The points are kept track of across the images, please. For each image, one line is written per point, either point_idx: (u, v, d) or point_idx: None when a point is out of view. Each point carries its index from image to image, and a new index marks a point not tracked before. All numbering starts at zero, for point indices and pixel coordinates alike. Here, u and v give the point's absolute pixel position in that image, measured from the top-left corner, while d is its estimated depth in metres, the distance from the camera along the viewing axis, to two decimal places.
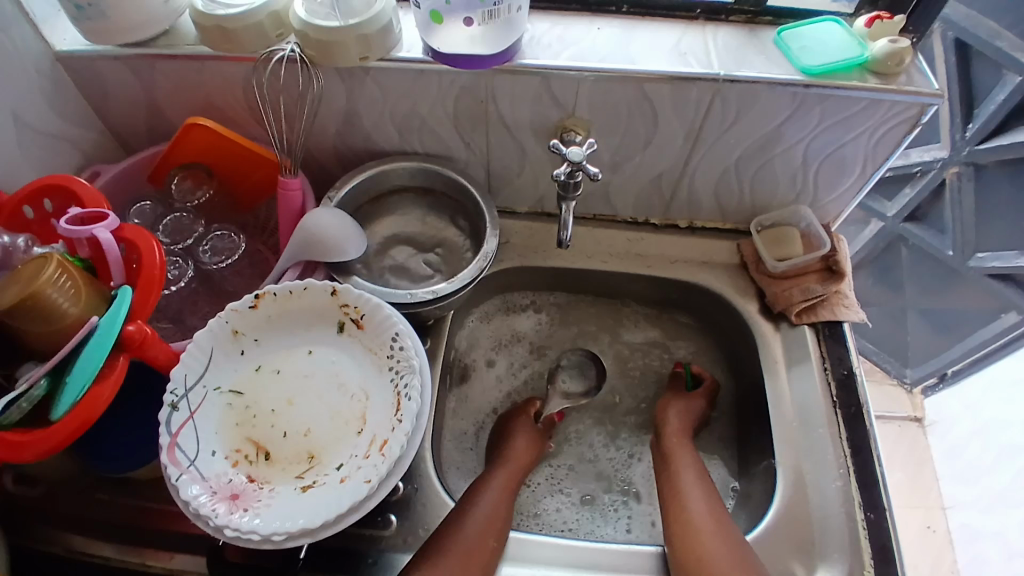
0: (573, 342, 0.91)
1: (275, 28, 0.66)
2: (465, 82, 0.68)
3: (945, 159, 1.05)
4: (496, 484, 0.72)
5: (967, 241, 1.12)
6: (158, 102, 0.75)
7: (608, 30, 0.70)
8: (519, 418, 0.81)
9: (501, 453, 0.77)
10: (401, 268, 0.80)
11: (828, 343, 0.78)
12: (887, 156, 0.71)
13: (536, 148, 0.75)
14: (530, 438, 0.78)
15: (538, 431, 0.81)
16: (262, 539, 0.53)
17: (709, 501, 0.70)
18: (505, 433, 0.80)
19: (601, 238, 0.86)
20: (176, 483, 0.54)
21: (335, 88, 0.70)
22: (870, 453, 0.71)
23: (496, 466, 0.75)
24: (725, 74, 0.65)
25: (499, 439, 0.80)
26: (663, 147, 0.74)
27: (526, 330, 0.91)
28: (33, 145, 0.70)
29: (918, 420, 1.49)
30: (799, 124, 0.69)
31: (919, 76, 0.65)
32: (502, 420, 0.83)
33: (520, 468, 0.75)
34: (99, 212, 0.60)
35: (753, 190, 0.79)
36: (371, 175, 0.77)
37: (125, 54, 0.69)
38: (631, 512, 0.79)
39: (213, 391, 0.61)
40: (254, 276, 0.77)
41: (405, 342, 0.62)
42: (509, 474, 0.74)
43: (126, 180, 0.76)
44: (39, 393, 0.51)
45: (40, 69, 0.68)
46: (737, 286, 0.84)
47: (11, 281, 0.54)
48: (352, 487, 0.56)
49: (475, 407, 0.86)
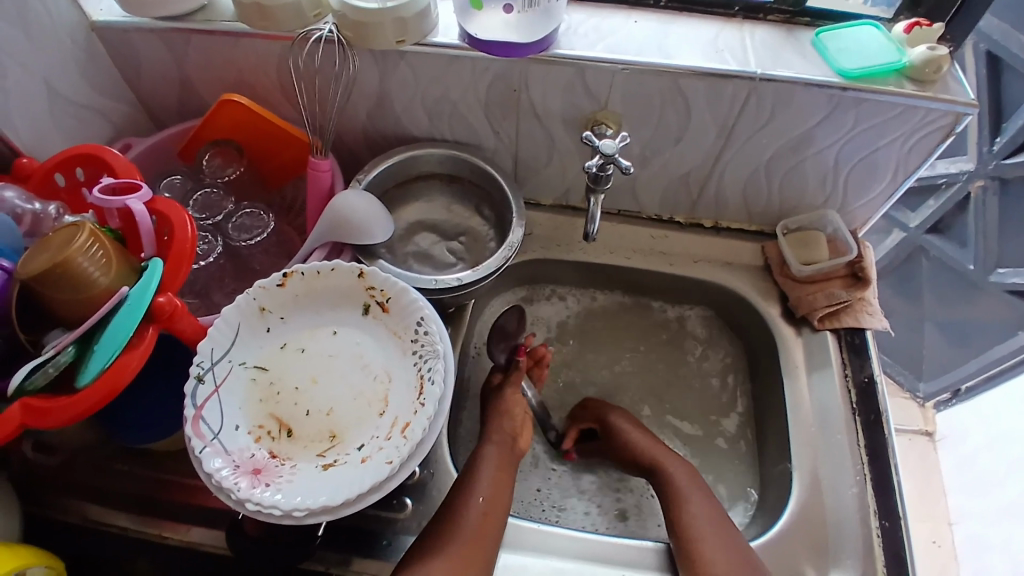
0: (598, 326, 0.91)
1: (313, 8, 0.67)
2: (498, 69, 0.67)
3: (971, 172, 1.04)
4: (490, 458, 0.71)
5: (990, 254, 1.11)
6: (191, 78, 0.76)
7: (644, 23, 0.70)
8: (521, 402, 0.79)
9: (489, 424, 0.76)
10: (424, 254, 0.81)
11: (849, 350, 0.78)
12: (919, 164, 0.71)
13: (565, 139, 0.75)
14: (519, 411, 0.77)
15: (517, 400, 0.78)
16: (283, 514, 0.54)
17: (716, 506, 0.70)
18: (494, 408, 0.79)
19: (625, 234, 0.86)
20: (200, 455, 0.55)
21: (368, 70, 0.70)
22: (888, 461, 0.71)
23: (487, 440, 0.74)
24: (761, 72, 0.64)
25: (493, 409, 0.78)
26: (693, 143, 0.73)
27: (546, 315, 0.91)
28: (66, 115, 0.70)
29: (929, 434, 1.48)
30: (832, 127, 0.69)
31: (956, 85, 0.64)
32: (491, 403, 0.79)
33: (509, 442, 0.74)
34: (131, 183, 0.61)
35: (781, 192, 0.79)
36: (401, 160, 0.77)
37: (161, 27, 0.69)
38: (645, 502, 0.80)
39: (238, 366, 0.62)
40: (280, 255, 0.77)
41: (430, 327, 0.63)
42: (498, 446, 0.73)
43: (157, 154, 0.76)
44: (66, 360, 0.51)
45: (76, 39, 0.69)
46: (759, 286, 0.83)
47: (41, 247, 0.54)
48: (373, 466, 0.57)
49: None
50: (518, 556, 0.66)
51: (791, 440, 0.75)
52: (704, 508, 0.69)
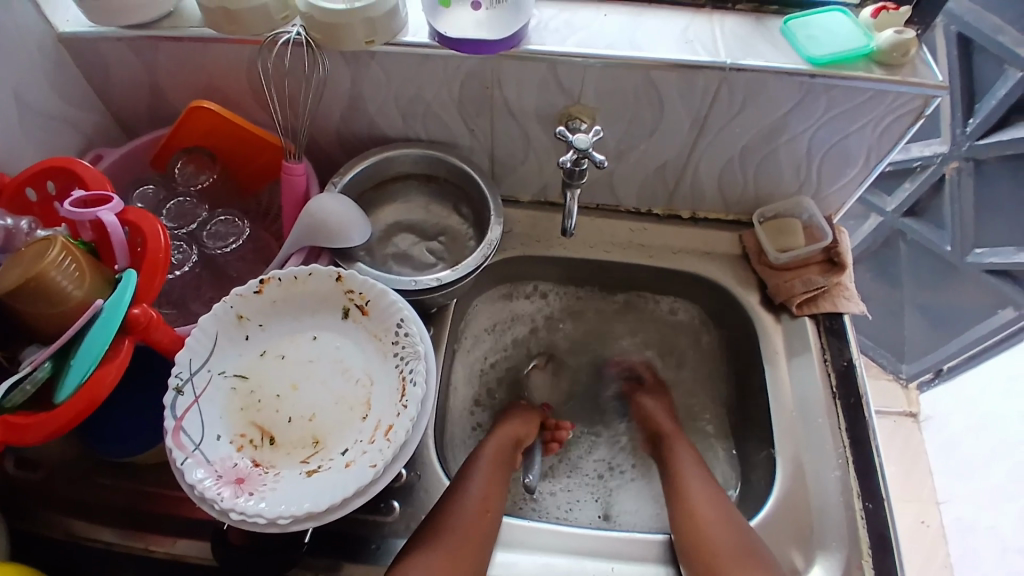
0: (576, 322, 0.92)
1: (280, 11, 0.66)
2: (471, 67, 0.67)
3: (945, 154, 1.06)
4: (487, 455, 0.73)
5: (966, 235, 1.13)
6: (162, 85, 0.75)
7: (615, 17, 0.70)
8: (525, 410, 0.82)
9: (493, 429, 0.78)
10: (403, 255, 0.80)
11: (829, 334, 0.79)
12: (891, 148, 0.72)
13: (541, 135, 0.75)
14: (525, 418, 0.80)
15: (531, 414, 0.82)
16: (268, 523, 0.54)
17: (704, 497, 0.70)
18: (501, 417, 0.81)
19: (604, 228, 0.86)
20: (181, 466, 0.54)
21: (340, 72, 0.70)
22: (869, 443, 0.72)
23: (489, 437, 0.76)
24: (732, 62, 0.65)
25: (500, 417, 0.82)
26: (668, 135, 0.73)
27: (526, 311, 0.91)
28: (35, 126, 0.69)
29: (914, 415, 1.50)
30: (804, 114, 0.69)
31: (924, 67, 0.65)
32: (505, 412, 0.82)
33: (511, 442, 0.77)
34: (102, 195, 0.60)
35: (756, 181, 0.79)
36: (375, 162, 0.77)
37: (128, 34, 0.68)
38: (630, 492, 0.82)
39: (217, 375, 0.61)
40: (257, 262, 0.76)
41: (410, 328, 0.63)
42: (498, 445, 0.75)
43: (128, 163, 0.75)
44: (43, 376, 0.51)
45: (42, 49, 0.68)
46: (738, 276, 0.84)
47: (13, 263, 0.54)
48: (357, 471, 0.56)
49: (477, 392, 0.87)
50: (511, 555, 0.66)
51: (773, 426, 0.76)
52: (695, 500, 0.70)
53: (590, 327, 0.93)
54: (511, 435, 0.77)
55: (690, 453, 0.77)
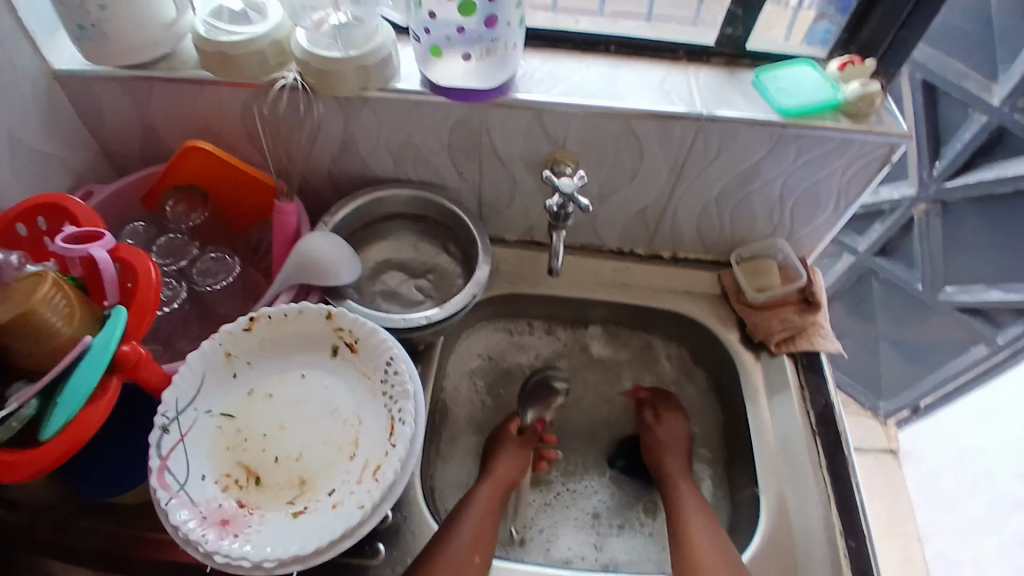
0: (568, 353, 0.93)
1: (276, 56, 0.68)
2: (460, 114, 0.70)
3: (913, 197, 1.11)
4: (480, 502, 0.73)
5: (936, 274, 1.17)
6: (154, 125, 0.76)
7: (597, 67, 0.74)
8: (506, 441, 0.82)
9: (484, 472, 0.78)
10: (392, 293, 0.81)
11: (807, 371, 0.81)
12: (860, 193, 0.75)
13: (527, 178, 0.77)
14: (515, 455, 0.80)
15: (520, 446, 0.82)
16: (252, 566, 0.53)
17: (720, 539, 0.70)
18: (491, 453, 0.81)
19: (588, 268, 0.88)
20: (165, 507, 0.54)
21: (333, 116, 0.72)
22: (849, 479, 0.73)
23: (479, 483, 0.76)
24: (707, 113, 0.68)
25: (488, 455, 0.82)
26: (649, 179, 0.76)
27: (530, 346, 0.92)
28: (27, 165, 0.70)
29: (893, 450, 1.53)
30: (777, 161, 0.72)
31: (889, 116, 0.69)
32: (489, 443, 0.84)
33: (504, 485, 0.77)
34: (95, 231, 0.60)
35: (733, 223, 0.82)
36: (365, 202, 0.78)
37: (123, 76, 0.70)
38: (617, 526, 0.83)
39: (204, 415, 0.61)
40: (247, 300, 0.77)
41: (399, 366, 0.63)
42: (491, 491, 0.75)
43: (119, 201, 0.76)
44: (29, 413, 0.50)
45: (37, 89, 0.69)
46: (717, 313, 0.86)
47: (1, 298, 0.53)
48: (345, 512, 0.56)
49: (469, 418, 0.89)
50: None
51: (755, 463, 0.77)
52: (693, 536, 0.70)
53: (584, 359, 0.93)
54: (505, 477, 0.77)
55: (682, 489, 0.77)
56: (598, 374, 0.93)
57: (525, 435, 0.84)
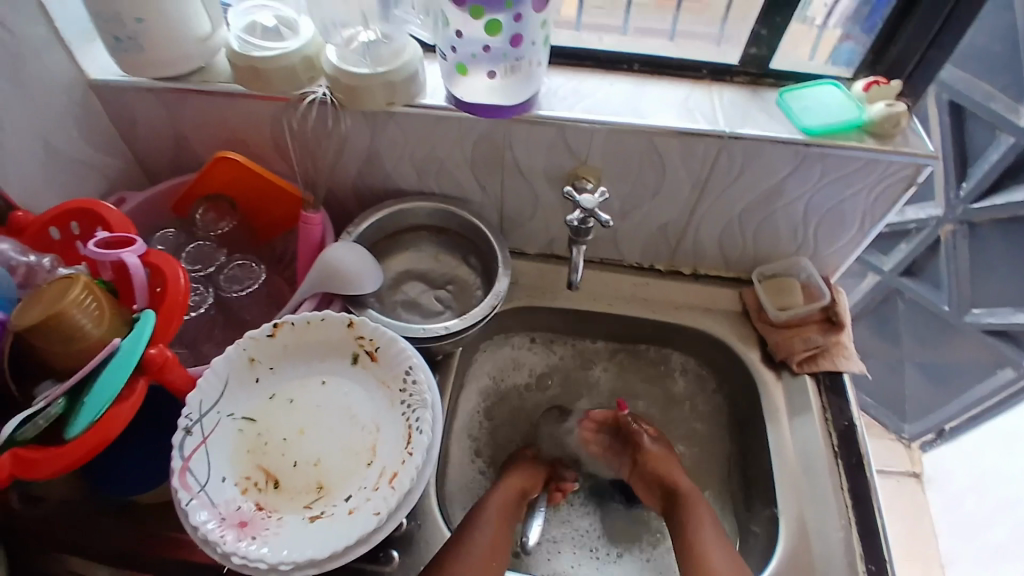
0: (570, 369, 0.94)
1: (306, 71, 0.70)
2: (483, 129, 0.71)
3: (940, 217, 1.09)
4: (493, 508, 0.73)
5: (963, 296, 1.15)
6: (185, 134, 0.78)
7: (620, 85, 0.75)
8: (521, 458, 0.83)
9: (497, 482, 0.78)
10: (412, 303, 0.82)
11: (829, 394, 0.80)
12: (884, 214, 0.75)
13: (548, 193, 0.78)
14: (530, 471, 0.80)
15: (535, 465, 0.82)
16: (268, 568, 0.54)
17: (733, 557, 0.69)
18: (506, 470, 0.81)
19: (608, 282, 0.89)
20: (186, 507, 0.55)
21: (359, 130, 0.74)
22: (871, 503, 0.72)
23: (494, 489, 0.76)
24: (729, 131, 0.68)
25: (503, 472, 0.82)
26: (671, 195, 0.77)
27: (529, 362, 0.93)
28: (61, 170, 0.72)
29: (916, 475, 1.49)
30: (800, 179, 0.72)
31: (914, 137, 0.69)
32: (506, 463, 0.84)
33: (517, 495, 0.77)
34: (127, 237, 0.62)
35: (755, 240, 0.82)
36: (389, 213, 0.80)
37: (158, 87, 0.72)
38: (616, 549, 0.81)
39: (226, 417, 0.62)
40: (271, 306, 0.79)
41: (418, 376, 0.64)
42: (505, 498, 0.75)
43: (148, 209, 0.78)
44: (55, 412, 0.52)
45: (72, 97, 0.72)
46: (739, 332, 0.86)
47: (33, 300, 0.55)
48: (361, 519, 0.57)
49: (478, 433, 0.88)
50: None
51: (775, 483, 0.76)
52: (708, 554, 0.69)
53: (587, 374, 0.93)
54: (517, 487, 0.77)
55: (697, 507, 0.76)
56: (602, 389, 0.93)
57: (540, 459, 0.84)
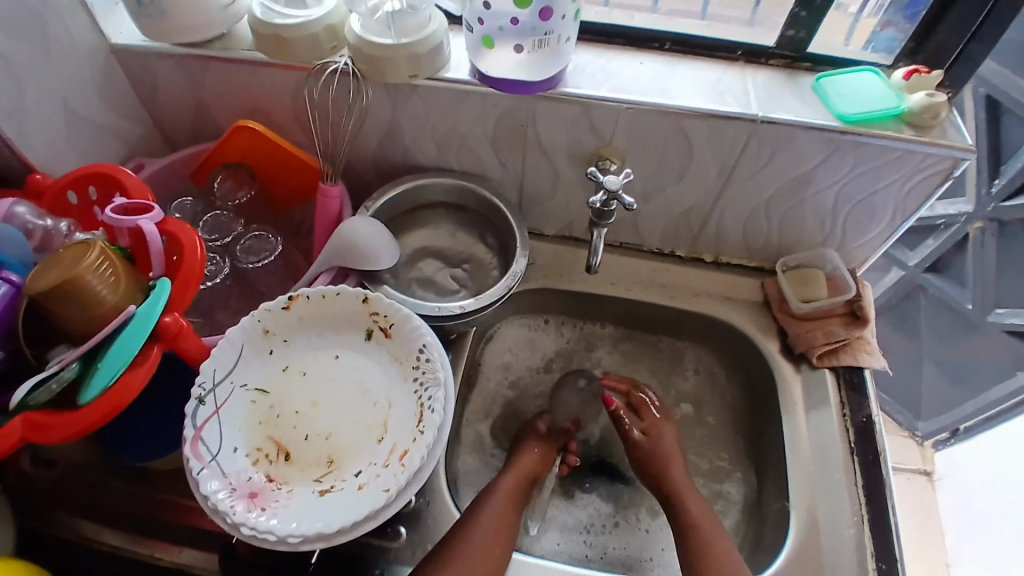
0: (585, 349, 0.92)
1: (330, 41, 0.69)
2: (506, 105, 0.69)
3: (969, 214, 1.06)
4: (502, 491, 0.72)
5: (987, 294, 1.12)
6: (205, 101, 0.77)
7: (649, 65, 0.72)
8: (530, 434, 0.81)
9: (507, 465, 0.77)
10: (428, 280, 0.81)
11: (848, 390, 0.78)
12: (917, 207, 0.72)
13: (570, 173, 0.77)
14: (538, 451, 0.79)
15: (544, 443, 0.81)
16: (277, 540, 0.54)
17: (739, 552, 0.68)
18: (516, 448, 0.80)
19: (627, 267, 0.87)
20: (197, 476, 0.55)
21: (381, 102, 0.72)
22: (885, 502, 0.71)
23: (504, 473, 0.75)
24: (762, 115, 0.66)
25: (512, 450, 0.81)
26: (696, 180, 0.75)
27: (544, 341, 0.92)
28: (81, 135, 0.72)
29: (927, 474, 1.48)
30: (831, 169, 0.70)
31: (954, 130, 0.66)
32: (514, 439, 0.83)
33: (528, 478, 0.76)
34: (144, 204, 0.62)
35: (781, 229, 0.80)
36: (407, 188, 0.79)
37: (180, 52, 0.71)
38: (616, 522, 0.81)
39: (239, 388, 0.62)
40: (287, 278, 0.78)
41: (432, 354, 0.63)
42: (515, 481, 0.74)
43: (168, 176, 0.78)
44: (69, 376, 0.52)
45: (94, 60, 0.71)
46: (759, 323, 0.84)
47: (50, 264, 0.55)
48: (370, 494, 0.57)
49: (488, 411, 0.87)
50: None
51: (789, 476, 0.75)
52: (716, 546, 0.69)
53: (602, 355, 0.92)
54: (528, 470, 0.76)
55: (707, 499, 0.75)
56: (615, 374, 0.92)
57: (550, 434, 0.82)
